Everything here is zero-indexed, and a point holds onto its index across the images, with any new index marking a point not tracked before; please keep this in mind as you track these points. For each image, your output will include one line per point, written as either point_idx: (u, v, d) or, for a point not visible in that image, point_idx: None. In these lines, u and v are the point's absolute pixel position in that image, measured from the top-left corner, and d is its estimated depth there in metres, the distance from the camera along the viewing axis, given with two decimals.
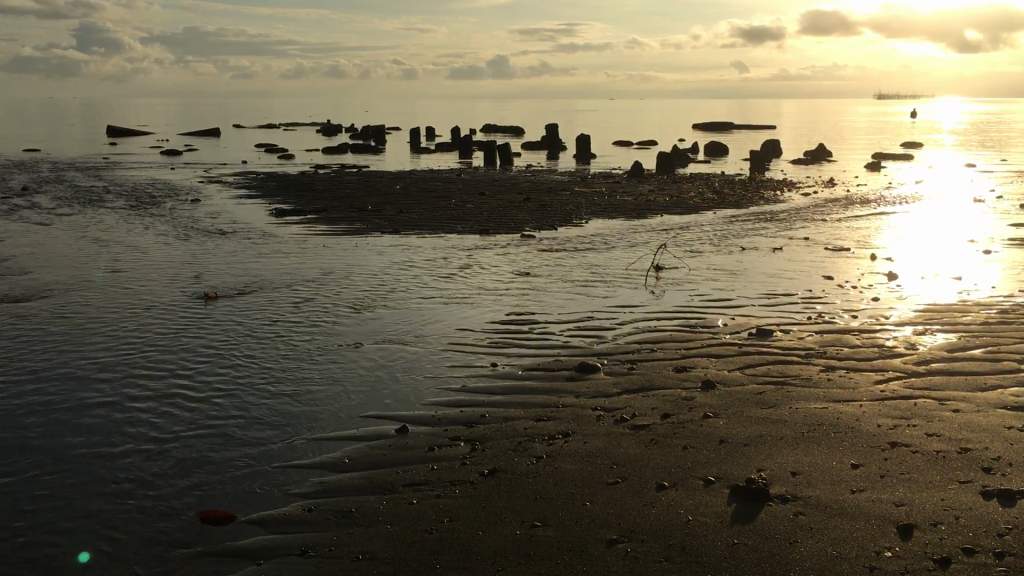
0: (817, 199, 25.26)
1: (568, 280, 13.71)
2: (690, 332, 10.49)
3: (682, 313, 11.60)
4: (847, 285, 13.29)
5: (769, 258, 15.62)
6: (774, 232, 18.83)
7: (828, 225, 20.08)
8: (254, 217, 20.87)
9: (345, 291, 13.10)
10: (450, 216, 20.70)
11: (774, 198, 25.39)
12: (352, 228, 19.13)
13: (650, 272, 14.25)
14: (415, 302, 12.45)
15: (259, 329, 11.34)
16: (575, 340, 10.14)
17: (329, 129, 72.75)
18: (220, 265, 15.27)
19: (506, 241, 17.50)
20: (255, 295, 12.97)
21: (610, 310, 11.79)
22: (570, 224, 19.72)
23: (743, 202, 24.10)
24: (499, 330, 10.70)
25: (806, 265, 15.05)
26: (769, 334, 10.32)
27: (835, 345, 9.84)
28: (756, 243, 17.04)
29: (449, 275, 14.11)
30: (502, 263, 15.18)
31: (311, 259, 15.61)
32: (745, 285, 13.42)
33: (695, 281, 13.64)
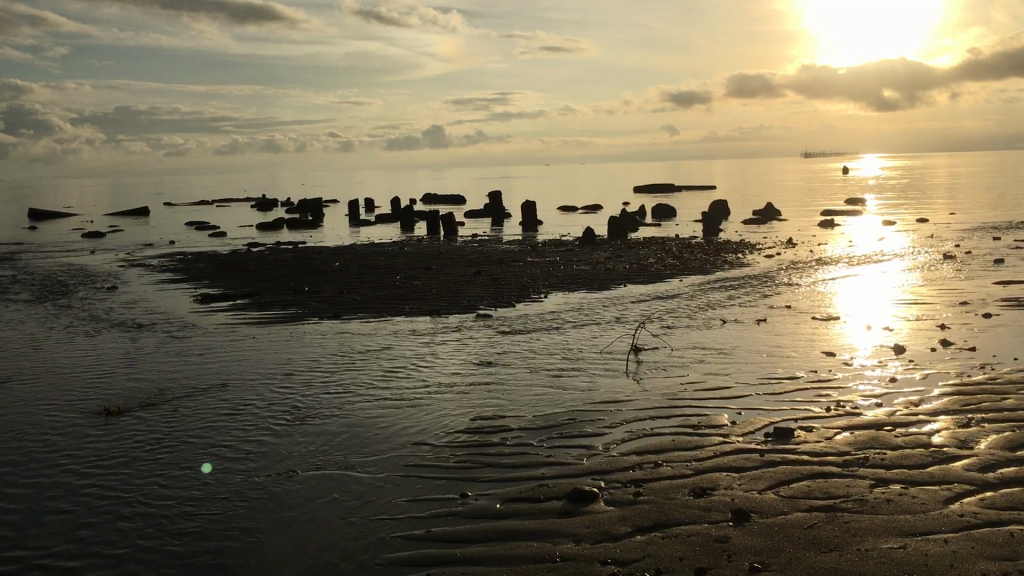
0: (784, 262, 23.91)
1: (536, 370, 11.88)
2: (696, 436, 8.71)
3: (679, 407, 9.82)
4: (854, 364, 11.72)
5: (755, 333, 14.04)
6: (750, 301, 17.32)
7: (804, 291, 18.67)
8: (177, 306, 18.79)
9: (278, 397, 11.10)
10: (395, 295, 18.84)
11: (738, 261, 24.07)
12: (285, 314, 17.16)
13: (628, 354, 12.52)
14: (361, 407, 10.48)
15: (172, 452, 9.30)
16: (561, 456, 8.26)
17: (264, 205, 70.65)
18: (131, 366, 13.17)
19: (459, 323, 15.67)
20: (170, 406, 10.92)
21: (595, 408, 9.95)
22: (528, 299, 18.01)
23: (707, 267, 22.69)
24: (466, 444, 8.79)
25: (800, 340, 13.49)
26: (790, 435, 8.59)
27: (873, 448, 8.14)
28: (737, 317, 15.43)
29: (398, 370, 12.19)
30: (458, 351, 13.31)
31: (237, 355, 13.58)
32: (739, 366, 11.75)
33: (683, 366, 11.88)
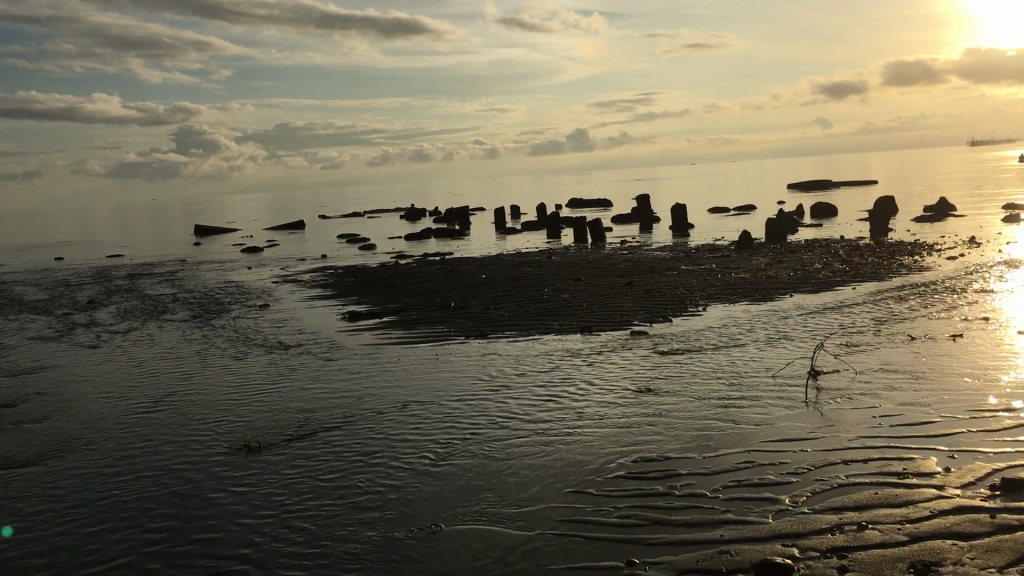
0: (968, 265, 21.66)
1: (701, 399, 10.71)
2: (903, 489, 7.33)
3: (876, 449, 8.42)
4: None
5: (950, 351, 12.36)
6: (937, 312, 15.49)
7: (999, 299, 16.61)
8: (324, 325, 18.56)
9: (422, 432, 10.35)
10: (543, 311, 17.98)
11: (915, 265, 21.98)
12: (431, 333, 16.58)
13: (807, 379, 11.16)
14: (509, 445, 9.57)
15: (308, 496, 8.64)
16: (742, 514, 7.08)
17: (411, 215, 71.62)
18: (276, 392, 12.80)
19: (612, 342, 14.62)
20: (310, 441, 10.33)
21: (774, 449, 8.69)
22: (685, 313, 16.77)
23: (880, 273, 20.77)
24: (629, 495, 7.71)
25: (1009, 360, 11.68)
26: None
27: None
28: (927, 333, 13.67)
29: (550, 399, 11.27)
30: (613, 375, 12.30)
31: (382, 381, 13.01)
32: (940, 393, 10.22)
33: (873, 394, 10.39)
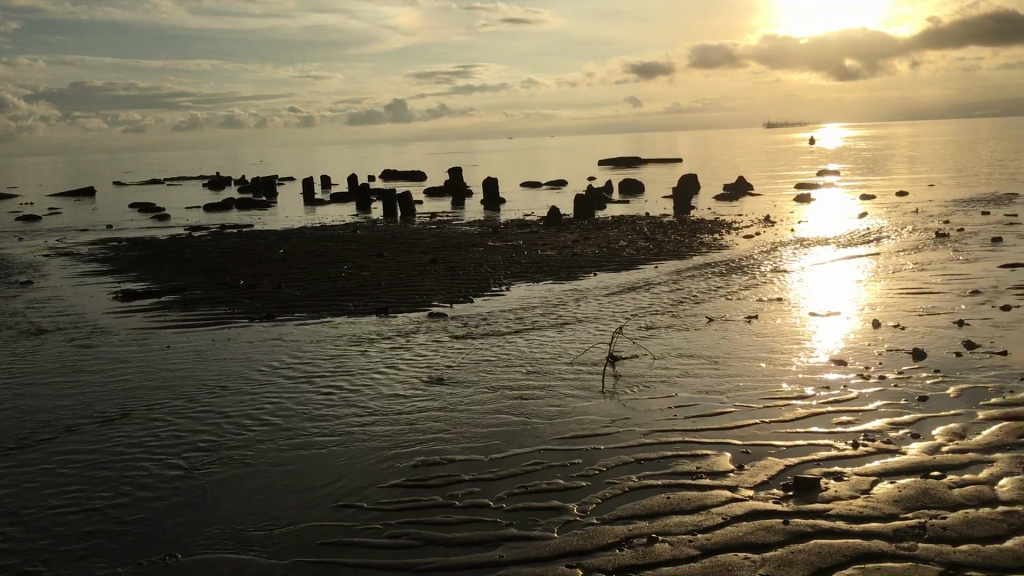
0: (764, 244, 22.18)
1: (497, 388, 10.02)
2: (697, 492, 6.84)
3: (670, 445, 7.94)
4: (870, 376, 9.91)
5: (746, 334, 12.24)
6: (735, 292, 15.52)
7: (792, 279, 16.88)
8: (93, 304, 16.67)
9: (179, 434, 9.05)
10: (340, 290, 16.86)
11: (715, 243, 22.29)
12: (213, 314, 15.13)
13: (605, 366, 10.68)
14: (277, 449, 8.44)
15: (32, 513, 7.28)
16: (526, 528, 6.36)
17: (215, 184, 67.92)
18: (17, 385, 11.11)
19: (409, 324, 13.73)
20: (41, 449, 8.81)
21: (566, 446, 8.08)
22: (488, 293, 16.11)
23: (682, 251, 20.89)
24: (404, 509, 6.83)
25: (801, 343, 11.63)
26: (816, 489, 6.73)
27: (928, 510, 6.30)
28: (725, 315, 13.53)
29: (334, 391, 10.27)
30: (405, 362, 11.42)
31: (146, 371, 11.57)
32: (736, 380, 9.95)
33: (670, 381, 9.99)
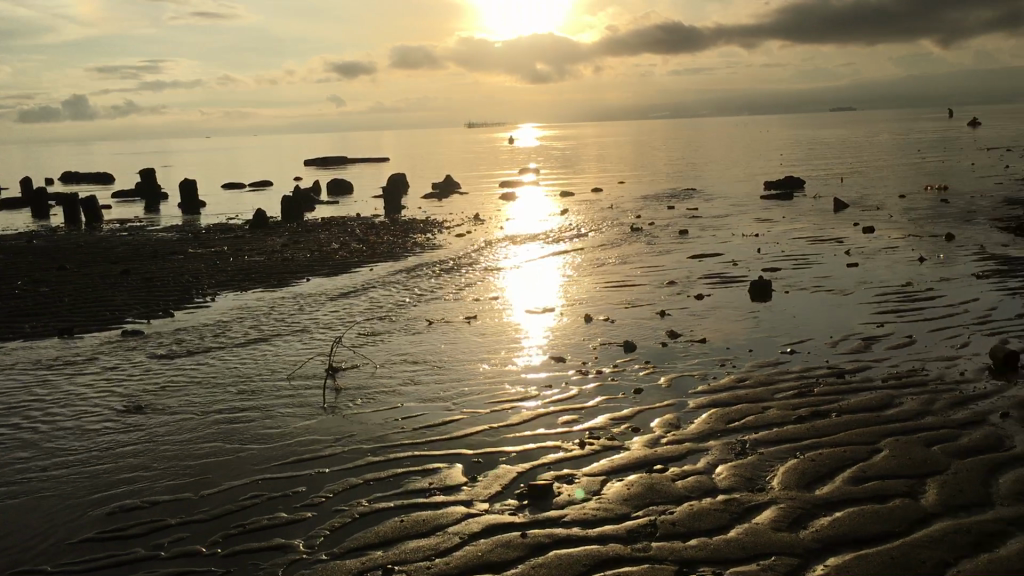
0: (475, 242, 22.47)
1: (206, 413, 9.12)
2: (431, 511, 6.50)
3: (400, 462, 7.54)
4: (588, 371, 10.11)
5: (466, 336, 12.14)
6: (451, 292, 15.45)
7: (504, 277, 17.13)
8: None
9: None
10: (14, 310, 14.83)
11: (427, 243, 22.25)
12: None
13: (325, 379, 10.10)
14: None
15: None
16: (245, 574, 5.69)
17: None
18: None
19: (100, 345, 12.30)
20: None
21: (289, 472, 7.44)
22: (190, 305, 14.87)
23: (396, 252, 20.60)
24: (100, 568, 5.89)
25: (519, 341, 11.71)
26: (550, 495, 6.62)
27: (657, 505, 6.38)
28: (443, 316, 13.37)
29: (11, 430, 8.88)
30: (97, 390, 10.14)
31: None
32: (461, 385, 9.76)
33: (394, 391, 9.61)
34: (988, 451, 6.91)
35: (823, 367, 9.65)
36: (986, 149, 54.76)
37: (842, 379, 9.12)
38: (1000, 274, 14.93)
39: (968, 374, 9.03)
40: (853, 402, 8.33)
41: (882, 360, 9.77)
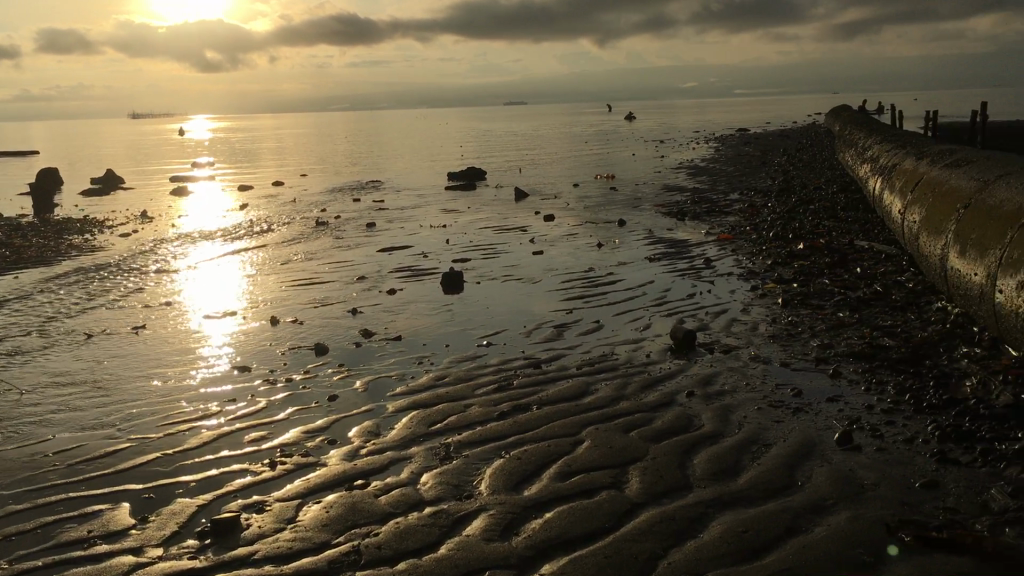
0: (144, 242, 20.50)
1: None
2: (91, 566, 5.44)
3: (50, 508, 6.32)
4: (277, 379, 9.29)
5: (135, 347, 10.78)
6: (116, 299, 13.80)
7: (178, 279, 15.65)
8: None
9: None
10: None
11: (87, 245, 19.95)
12: None
13: None
14: None
15: None
16: None
17: None
18: None
19: None
20: None
21: None
22: None
23: (48, 256, 18.22)
24: None
25: (197, 351, 10.57)
26: (238, 529, 5.80)
27: (359, 527, 5.78)
28: (106, 328, 11.81)
29: None
30: None
31: None
32: (128, 406, 8.55)
33: (44, 421, 8.18)
34: (681, 433, 7.04)
35: (519, 358, 9.55)
36: (642, 141, 59.76)
37: (539, 370, 9.06)
38: (669, 257, 15.96)
39: (652, 356, 9.33)
40: (552, 392, 8.25)
41: (574, 347, 9.88)
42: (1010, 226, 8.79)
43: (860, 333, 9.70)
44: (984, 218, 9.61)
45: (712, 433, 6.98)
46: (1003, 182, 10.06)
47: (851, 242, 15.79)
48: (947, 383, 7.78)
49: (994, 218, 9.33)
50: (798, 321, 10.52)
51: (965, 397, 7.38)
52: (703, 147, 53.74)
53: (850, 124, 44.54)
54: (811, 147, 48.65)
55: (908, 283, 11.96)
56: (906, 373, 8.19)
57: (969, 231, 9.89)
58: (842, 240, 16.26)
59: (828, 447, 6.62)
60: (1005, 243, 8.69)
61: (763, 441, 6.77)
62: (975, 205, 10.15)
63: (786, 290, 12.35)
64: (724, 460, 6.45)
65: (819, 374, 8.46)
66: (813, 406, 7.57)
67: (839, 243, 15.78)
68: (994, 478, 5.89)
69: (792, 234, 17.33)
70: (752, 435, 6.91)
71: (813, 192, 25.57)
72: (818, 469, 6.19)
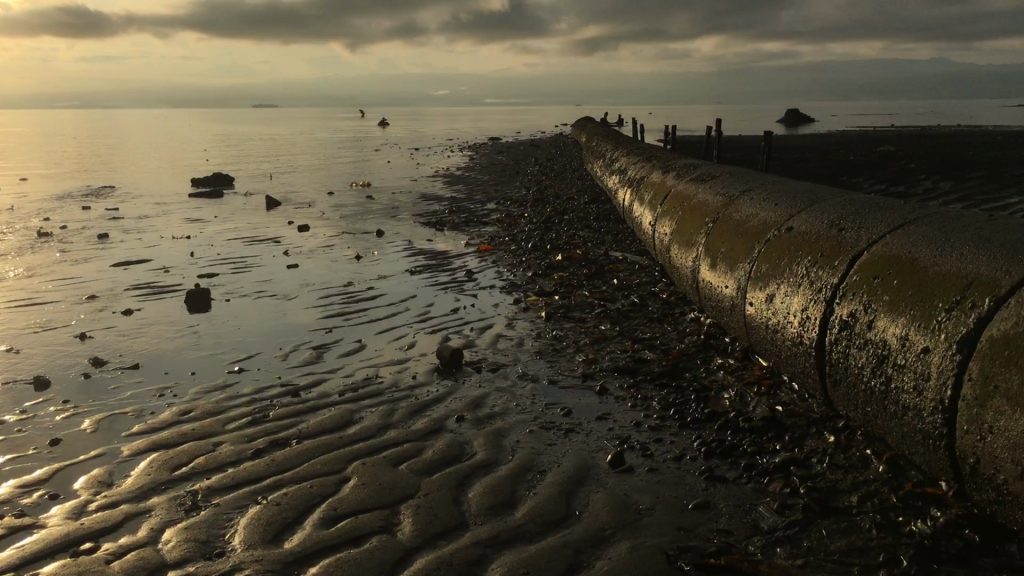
0: None
1: None
2: None
3: None
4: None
5: None
6: None
7: None
8: None
9: None
10: None
11: None
12: None
13: None
14: None
15: None
16: None
17: None
18: None
19: None
20: None
21: None
22: None
23: None
24: None
25: None
26: None
27: None
28: None
29: None
30: None
31: None
32: None
33: None
34: (453, 463, 6.64)
35: (274, 386, 8.79)
36: (397, 149, 59.61)
37: (298, 399, 8.38)
38: (430, 270, 15.65)
39: (419, 379, 8.91)
40: (312, 424, 7.61)
41: (336, 371, 9.26)
42: (756, 240, 9.18)
43: (622, 346, 9.80)
44: (731, 232, 10.01)
45: (485, 462, 6.63)
46: (747, 198, 10.56)
47: (605, 253, 16.22)
48: (708, 396, 7.92)
49: (741, 232, 9.73)
50: (562, 335, 10.49)
51: (725, 411, 7.52)
52: (458, 156, 54.36)
53: (596, 136, 46.68)
54: (560, 158, 50.51)
55: (661, 294, 12.34)
56: (669, 387, 8.28)
57: (718, 244, 10.27)
58: (597, 252, 16.69)
59: (602, 470, 6.45)
60: (753, 256, 9.05)
61: (537, 468, 6.51)
62: (722, 219, 10.58)
63: (548, 303, 12.37)
64: (499, 491, 6.10)
65: (586, 391, 8.38)
66: (583, 426, 7.43)
67: (594, 255, 16.17)
68: (761, 493, 5.93)
69: (549, 247, 17.64)
70: (526, 461, 6.63)
71: (566, 203, 26.33)
72: (595, 495, 5.99)
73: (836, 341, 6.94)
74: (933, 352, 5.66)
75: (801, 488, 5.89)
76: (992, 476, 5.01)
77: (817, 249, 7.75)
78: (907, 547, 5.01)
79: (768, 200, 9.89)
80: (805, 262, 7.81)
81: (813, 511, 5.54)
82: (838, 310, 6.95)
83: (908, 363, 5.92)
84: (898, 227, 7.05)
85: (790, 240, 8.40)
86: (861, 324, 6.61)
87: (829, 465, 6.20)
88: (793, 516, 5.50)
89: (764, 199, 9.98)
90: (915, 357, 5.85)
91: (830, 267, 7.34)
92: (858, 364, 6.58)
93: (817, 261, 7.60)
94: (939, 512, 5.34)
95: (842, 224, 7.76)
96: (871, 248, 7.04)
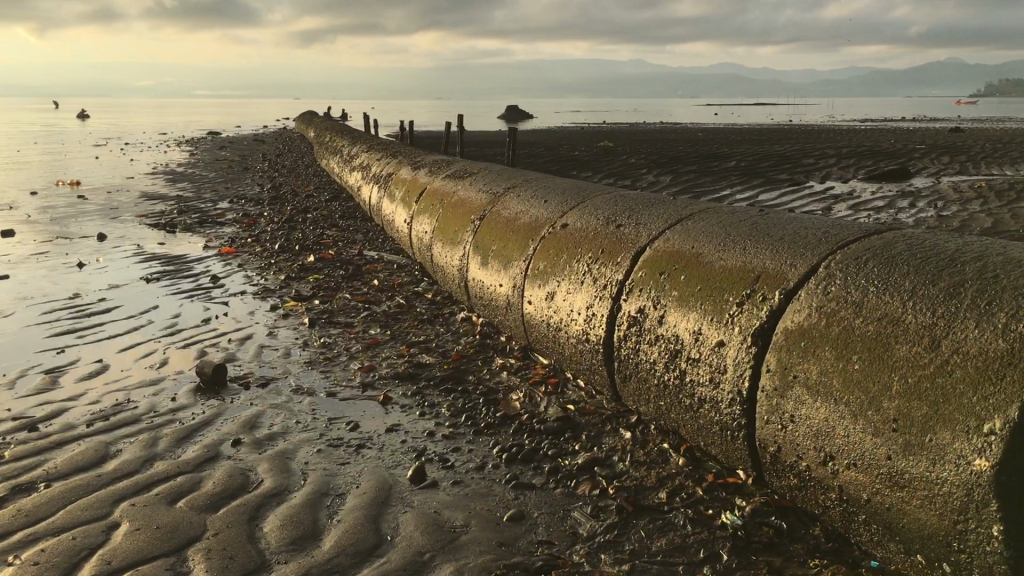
0: None
1: None
2: None
3: None
4: None
5: None
6: None
7: None
8: None
9: None
10: None
11: None
12: None
13: None
14: None
15: None
16: None
17: None
18: None
19: None
20: None
21: None
22: None
23: None
24: None
25: None
26: None
27: None
28: None
29: None
30: None
31: None
32: None
33: None
34: (239, 495, 5.96)
35: (4, 421, 7.56)
36: (108, 144, 55.23)
37: (36, 433, 7.25)
38: (169, 277, 14.42)
39: (180, 401, 8.04)
40: (61, 462, 6.60)
41: (78, 398, 8.15)
42: (529, 238, 9.19)
43: (398, 351, 9.47)
44: (500, 229, 9.98)
45: (275, 490, 6.03)
46: (512, 195, 10.59)
47: (359, 254, 15.80)
48: (496, 399, 7.79)
49: (512, 230, 9.72)
50: (331, 343, 9.97)
51: (517, 414, 7.41)
52: (177, 151, 51.21)
53: (326, 130, 45.77)
54: (290, 154, 49.05)
55: (425, 295, 12.13)
56: (455, 392, 8.06)
57: (487, 242, 10.21)
58: (349, 253, 16.17)
59: (404, 488, 6.07)
60: (527, 254, 9.06)
61: (334, 491, 6.01)
62: (489, 216, 10.54)
63: (308, 309, 11.76)
64: (299, 521, 5.55)
65: (369, 402, 7.95)
66: (374, 440, 7.01)
67: (348, 256, 15.70)
68: (571, 498, 5.83)
69: (296, 248, 16.87)
70: (321, 485, 6.11)
71: (306, 202, 25.52)
72: (404, 516, 5.60)
73: (624, 337, 7.03)
74: (728, 345, 5.83)
75: (609, 489, 5.85)
76: (794, 464, 5.21)
77: (596, 246, 7.84)
78: (724, 540, 5.09)
79: (536, 198, 9.96)
80: (586, 259, 7.88)
81: (628, 511, 5.51)
82: (625, 307, 7.04)
83: (702, 358, 6.07)
84: (675, 223, 7.28)
85: (566, 237, 8.48)
86: (649, 320, 6.72)
87: (630, 462, 6.24)
88: (609, 519, 5.44)
89: (532, 197, 10.04)
90: (709, 351, 6.01)
91: (612, 264, 7.44)
92: (649, 360, 6.69)
93: (599, 258, 7.70)
94: (744, 502, 5.50)
95: (619, 221, 7.91)
96: (652, 244, 7.22)
